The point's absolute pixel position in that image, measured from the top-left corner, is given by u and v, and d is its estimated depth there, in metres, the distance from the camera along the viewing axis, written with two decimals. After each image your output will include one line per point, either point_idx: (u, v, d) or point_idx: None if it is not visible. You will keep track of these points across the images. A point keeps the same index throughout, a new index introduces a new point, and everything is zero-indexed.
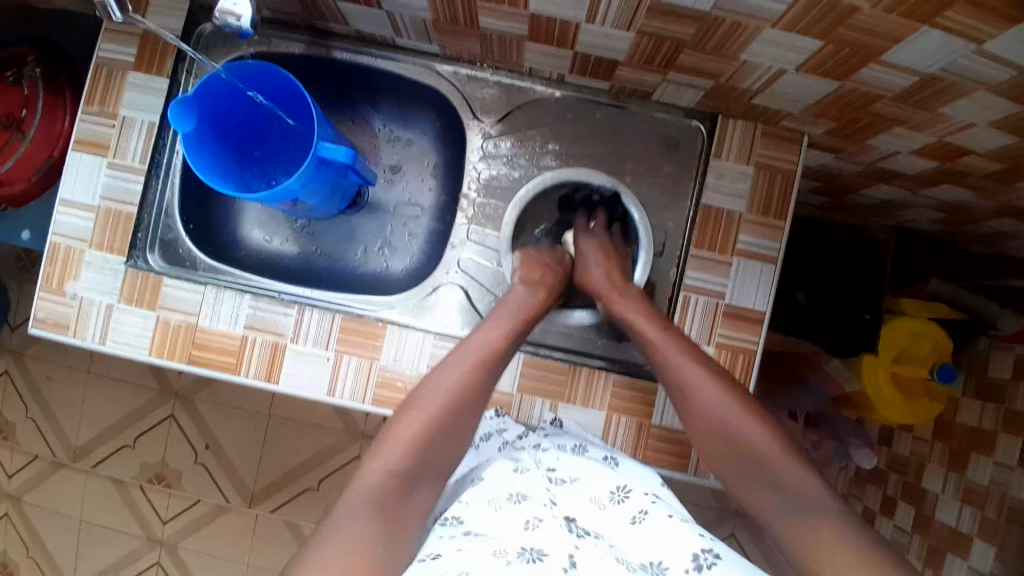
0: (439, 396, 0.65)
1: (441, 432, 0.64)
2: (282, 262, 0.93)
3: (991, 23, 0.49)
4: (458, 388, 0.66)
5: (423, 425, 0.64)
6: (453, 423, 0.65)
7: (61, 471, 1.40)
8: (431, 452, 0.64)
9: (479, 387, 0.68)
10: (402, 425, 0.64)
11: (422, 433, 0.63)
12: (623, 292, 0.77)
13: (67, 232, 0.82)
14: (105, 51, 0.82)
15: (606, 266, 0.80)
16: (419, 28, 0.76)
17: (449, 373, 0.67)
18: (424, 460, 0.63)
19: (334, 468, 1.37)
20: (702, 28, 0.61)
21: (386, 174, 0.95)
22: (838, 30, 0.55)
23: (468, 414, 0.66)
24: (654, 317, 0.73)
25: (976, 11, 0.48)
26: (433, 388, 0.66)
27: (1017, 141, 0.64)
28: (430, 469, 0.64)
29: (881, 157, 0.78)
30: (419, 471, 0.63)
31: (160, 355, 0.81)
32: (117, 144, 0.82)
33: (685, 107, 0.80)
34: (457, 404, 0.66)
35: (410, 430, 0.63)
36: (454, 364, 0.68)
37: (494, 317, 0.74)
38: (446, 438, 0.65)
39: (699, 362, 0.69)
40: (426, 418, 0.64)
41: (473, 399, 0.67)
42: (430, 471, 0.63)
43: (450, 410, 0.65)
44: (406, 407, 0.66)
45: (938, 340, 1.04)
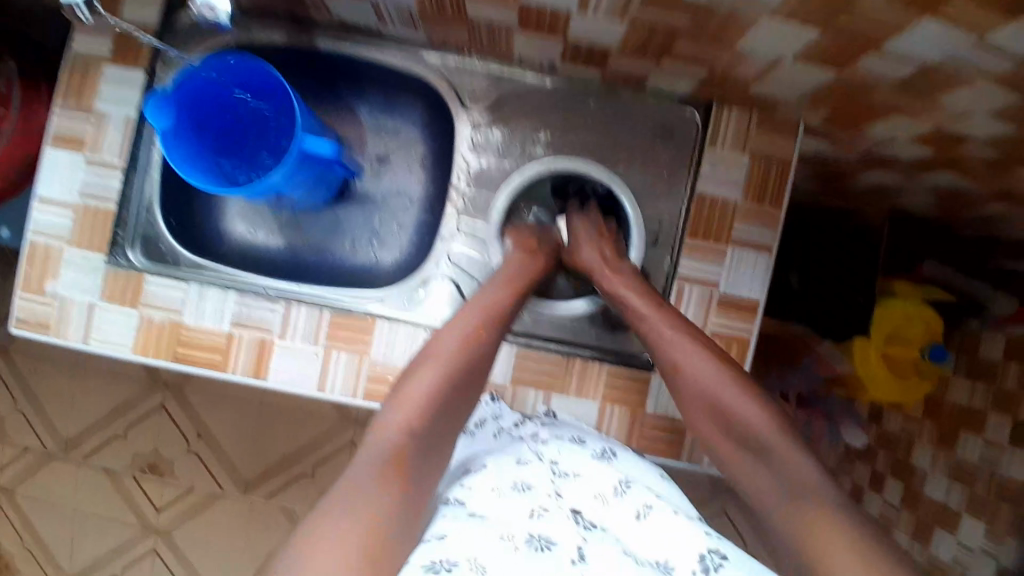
0: (444, 359, 0.65)
1: (448, 396, 0.63)
2: (268, 256, 0.91)
3: (996, 14, 0.47)
4: (457, 352, 0.66)
5: (431, 386, 0.63)
6: (456, 389, 0.64)
7: (52, 463, 1.39)
8: (440, 416, 0.62)
9: (482, 352, 0.68)
10: (409, 387, 0.63)
11: (430, 393, 0.62)
12: (617, 269, 0.77)
13: (43, 229, 0.79)
14: (77, 43, 0.78)
15: (598, 244, 0.80)
16: (404, 17, 0.73)
17: (451, 337, 0.67)
18: (434, 425, 0.61)
19: (328, 454, 1.37)
20: (698, 16, 0.59)
21: (373, 165, 0.93)
22: (838, 20, 0.54)
23: (472, 381, 0.66)
24: (647, 295, 0.73)
25: (979, 2, 0.47)
26: (438, 351, 0.66)
27: (1015, 130, 0.63)
28: (439, 434, 0.62)
29: (877, 143, 0.77)
30: (429, 434, 0.60)
31: (146, 354, 0.79)
32: (94, 139, 0.79)
33: (679, 94, 0.78)
34: (458, 370, 0.65)
35: (417, 392, 0.62)
36: (454, 327, 0.69)
37: (488, 285, 0.74)
38: (451, 405, 0.64)
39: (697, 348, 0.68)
40: (432, 379, 0.63)
41: (476, 363, 0.67)
42: (439, 437, 0.61)
43: (452, 374, 0.65)
44: (411, 373, 0.65)
45: (928, 319, 1.03)
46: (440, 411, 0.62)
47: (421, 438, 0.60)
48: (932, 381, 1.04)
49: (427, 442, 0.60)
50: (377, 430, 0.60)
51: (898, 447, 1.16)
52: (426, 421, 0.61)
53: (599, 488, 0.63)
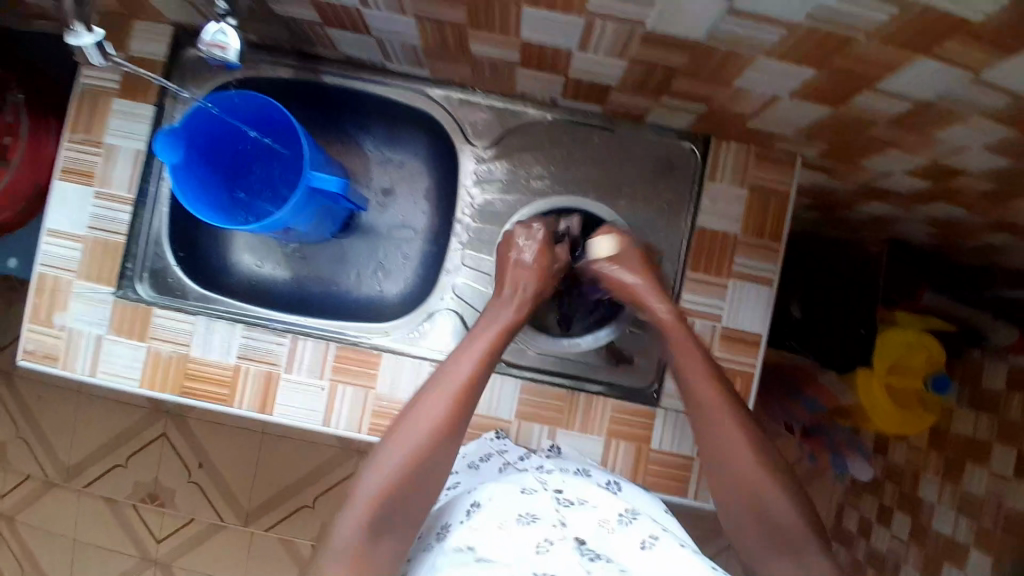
0: (428, 415, 0.65)
1: (431, 451, 0.64)
2: (274, 288, 0.92)
3: (988, 56, 0.49)
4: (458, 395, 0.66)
5: (423, 435, 0.64)
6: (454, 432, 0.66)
7: (53, 491, 1.39)
8: (422, 472, 0.63)
9: (467, 400, 0.67)
10: (393, 447, 0.64)
11: (412, 453, 0.63)
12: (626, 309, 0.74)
13: (54, 262, 0.80)
14: (90, 80, 0.81)
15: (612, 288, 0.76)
16: (410, 54, 0.75)
17: (438, 389, 0.66)
18: (415, 484, 0.63)
19: (330, 485, 1.36)
20: (696, 56, 0.60)
21: (378, 197, 0.94)
22: (833, 60, 0.55)
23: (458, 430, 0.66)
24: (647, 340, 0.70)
25: (972, 45, 0.48)
26: (425, 404, 0.66)
27: (1012, 164, 0.64)
28: (422, 489, 0.63)
29: (875, 176, 0.78)
30: (409, 493, 0.63)
31: (152, 387, 0.80)
32: (104, 173, 0.81)
33: (678, 129, 0.80)
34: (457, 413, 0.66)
35: (399, 451, 0.63)
36: (440, 376, 0.68)
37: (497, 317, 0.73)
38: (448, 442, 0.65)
39: (698, 388, 0.69)
40: (415, 437, 0.64)
41: (462, 414, 0.66)
42: (422, 491, 0.63)
43: (450, 417, 0.65)
44: (396, 428, 0.65)
45: (931, 349, 1.03)
46: (422, 467, 0.63)
47: (399, 499, 0.62)
48: (935, 414, 1.03)
49: (405, 501, 0.63)
50: (360, 492, 0.62)
51: (904, 481, 1.15)
52: (405, 482, 0.63)
53: (603, 516, 0.63)
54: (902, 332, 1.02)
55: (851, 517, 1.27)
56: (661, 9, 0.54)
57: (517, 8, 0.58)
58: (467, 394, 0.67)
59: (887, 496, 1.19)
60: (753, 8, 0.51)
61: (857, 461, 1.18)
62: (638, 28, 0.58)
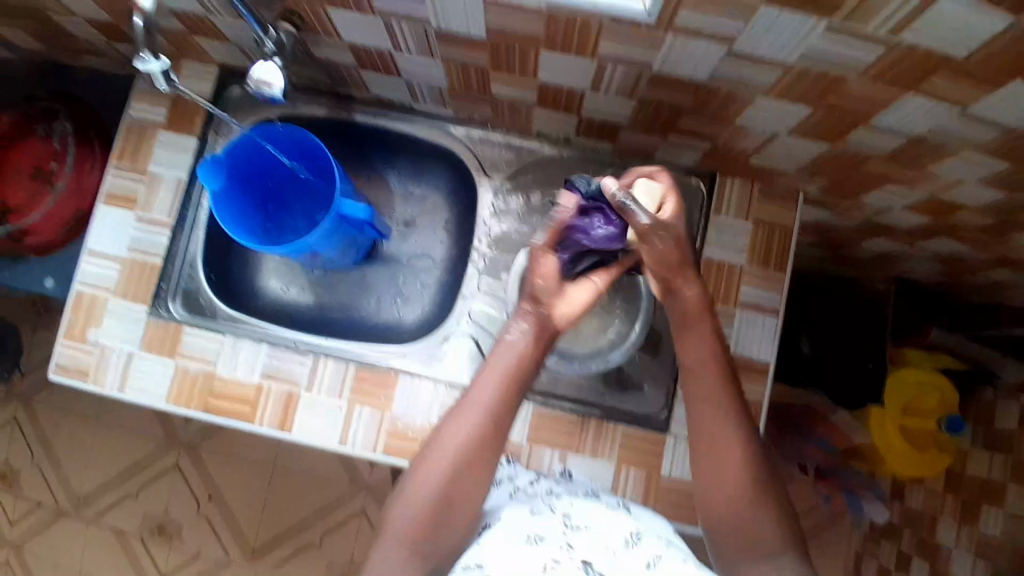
0: (476, 412, 0.65)
1: (479, 450, 0.64)
2: (297, 311, 0.95)
3: (973, 89, 0.53)
4: (502, 391, 0.65)
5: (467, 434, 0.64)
6: (497, 428, 0.65)
7: (62, 520, 1.38)
8: (470, 469, 0.64)
9: (515, 396, 0.66)
10: (440, 444, 0.64)
11: (460, 452, 0.64)
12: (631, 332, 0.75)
13: (93, 281, 0.85)
14: (141, 115, 0.88)
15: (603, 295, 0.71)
16: (436, 95, 0.82)
17: (483, 392, 0.66)
18: (464, 481, 0.64)
19: (335, 523, 1.36)
20: (699, 96, 0.65)
21: (399, 229, 0.98)
22: (828, 98, 0.59)
23: (506, 427, 0.66)
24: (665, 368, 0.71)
25: (956, 79, 0.52)
26: (472, 402, 0.65)
27: (1006, 196, 0.67)
28: (471, 485, 0.64)
29: (874, 213, 0.82)
30: (459, 490, 0.64)
31: (176, 403, 0.83)
32: (146, 199, 0.86)
33: (685, 167, 0.84)
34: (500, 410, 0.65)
35: (448, 449, 0.64)
36: (489, 371, 0.67)
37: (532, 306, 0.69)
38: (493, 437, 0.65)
39: None
40: (462, 437, 0.64)
41: (509, 412, 0.66)
42: (473, 488, 0.64)
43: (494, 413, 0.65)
44: (444, 424, 0.66)
45: (943, 391, 1.03)
46: (470, 465, 0.64)
47: (449, 497, 0.63)
48: (951, 455, 1.03)
49: (457, 498, 0.64)
50: (412, 489, 0.64)
51: (922, 525, 1.13)
52: (452, 483, 0.63)
53: (610, 540, 0.63)
54: (914, 371, 1.03)
55: (870, 565, 1.23)
56: (666, 52, 0.59)
57: (535, 52, 0.64)
58: (515, 391, 0.66)
59: (906, 542, 1.16)
60: (749, 51, 0.56)
61: (871, 502, 1.16)
62: (645, 69, 0.63)
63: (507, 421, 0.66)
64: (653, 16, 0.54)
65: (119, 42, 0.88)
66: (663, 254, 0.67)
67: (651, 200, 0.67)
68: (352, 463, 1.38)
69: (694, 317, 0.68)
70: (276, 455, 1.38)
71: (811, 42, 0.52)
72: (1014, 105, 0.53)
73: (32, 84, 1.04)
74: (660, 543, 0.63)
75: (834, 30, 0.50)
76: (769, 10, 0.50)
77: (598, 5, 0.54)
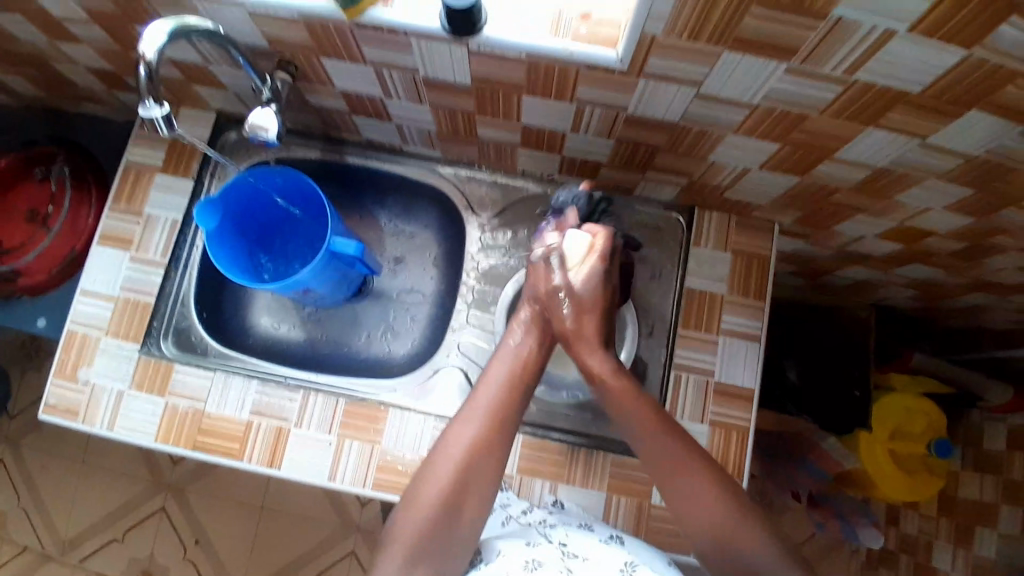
0: (482, 408, 0.70)
1: (486, 446, 0.68)
2: (288, 348, 0.96)
3: (929, 122, 0.56)
4: (504, 392, 0.72)
5: (475, 431, 0.68)
6: (501, 427, 0.70)
7: (47, 565, 1.34)
8: (478, 467, 0.67)
9: (515, 399, 0.73)
10: (449, 442, 0.68)
11: (469, 448, 0.67)
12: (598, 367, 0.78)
13: (85, 321, 0.86)
14: (138, 159, 0.90)
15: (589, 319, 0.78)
16: (424, 138, 0.85)
17: (485, 394, 0.72)
18: (473, 478, 0.66)
19: (323, 567, 1.33)
20: (673, 135, 0.69)
21: (390, 265, 1.00)
22: (794, 134, 0.63)
23: (510, 425, 0.70)
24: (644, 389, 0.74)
25: (913, 113, 0.55)
26: (477, 402, 0.71)
27: (972, 221, 0.71)
28: (478, 483, 0.67)
29: (849, 242, 0.85)
30: (467, 489, 0.66)
31: (165, 441, 0.82)
32: (140, 240, 0.88)
33: (664, 201, 0.88)
34: (502, 409, 0.71)
35: (458, 446, 0.67)
36: (491, 375, 0.74)
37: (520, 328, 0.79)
38: (497, 435, 0.69)
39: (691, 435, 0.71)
40: (469, 434, 0.68)
41: (512, 410, 0.71)
42: (479, 488, 0.67)
43: (497, 412, 0.70)
44: (451, 426, 0.70)
45: (928, 413, 1.04)
46: (479, 461, 0.67)
47: (458, 495, 0.65)
48: (942, 477, 1.03)
49: (465, 497, 0.66)
50: (422, 490, 0.65)
51: (918, 551, 1.13)
52: (462, 478, 0.66)
53: (604, 568, 0.64)
54: (898, 398, 1.04)
55: None
56: (640, 95, 0.63)
57: (518, 96, 0.68)
58: (515, 391, 0.73)
59: (903, 570, 1.15)
60: (717, 92, 0.59)
61: (865, 528, 1.13)
62: (621, 112, 0.66)
63: (511, 418, 0.71)
64: (625, 63, 0.57)
65: (118, 90, 0.92)
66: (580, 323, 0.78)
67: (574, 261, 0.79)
68: (342, 503, 1.36)
69: (613, 384, 0.74)
70: (265, 496, 1.36)
71: (774, 83, 0.56)
72: (970, 134, 0.56)
73: (33, 132, 1.07)
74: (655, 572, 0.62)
75: (794, 71, 0.54)
76: (732, 55, 0.54)
77: (575, 53, 0.58)
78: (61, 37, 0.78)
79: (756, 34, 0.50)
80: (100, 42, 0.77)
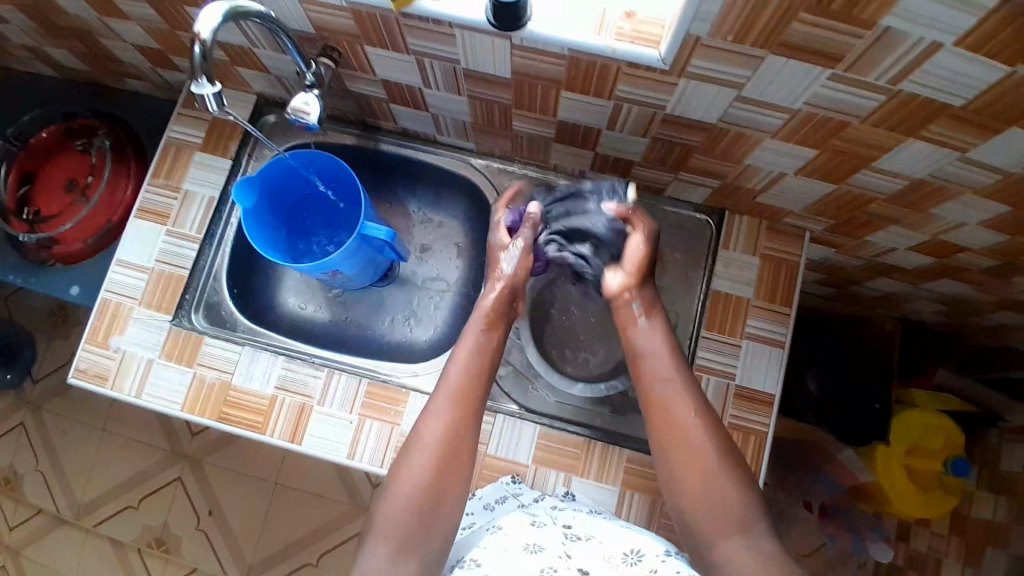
0: (450, 398, 0.71)
1: (458, 442, 0.69)
2: (314, 328, 0.98)
3: (971, 135, 0.55)
4: (474, 376, 0.73)
5: (451, 418, 0.70)
6: (474, 411, 0.72)
7: (62, 527, 1.39)
8: (454, 455, 0.68)
9: (484, 382, 0.74)
10: (425, 432, 0.69)
11: (444, 438, 0.69)
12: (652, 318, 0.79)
13: (120, 290, 0.89)
14: (178, 135, 0.93)
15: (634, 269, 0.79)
16: (459, 129, 0.86)
17: (455, 379, 0.73)
18: (449, 469, 0.68)
19: (335, 543, 1.36)
20: (709, 136, 0.69)
21: (416, 252, 1.01)
22: (832, 141, 0.63)
23: (478, 412, 0.72)
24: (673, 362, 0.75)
25: (956, 125, 0.55)
26: (445, 391, 0.72)
27: (1005, 239, 0.70)
28: (456, 470, 0.68)
29: (879, 252, 0.85)
30: (446, 478, 0.68)
31: (192, 411, 0.85)
32: (177, 214, 0.90)
33: (694, 203, 0.88)
34: (473, 395, 0.72)
35: (431, 438, 0.69)
36: (456, 362, 0.75)
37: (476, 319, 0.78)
38: (470, 420, 0.71)
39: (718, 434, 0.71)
40: (447, 421, 0.70)
41: (480, 402, 0.72)
42: (458, 472, 0.68)
43: (468, 396, 0.72)
44: (421, 418, 0.71)
45: (948, 433, 1.02)
46: (454, 451, 0.68)
47: (436, 485, 0.66)
48: (956, 496, 1.02)
49: (444, 485, 0.67)
50: (399, 489, 0.66)
51: None
52: (443, 464, 0.67)
53: (609, 551, 0.64)
54: (920, 413, 1.03)
55: None
56: (680, 96, 0.63)
57: (556, 91, 0.68)
58: (481, 379, 0.74)
59: None
60: (758, 95, 0.59)
61: (875, 542, 1.12)
62: (659, 111, 0.67)
63: (479, 404, 0.73)
64: (667, 62, 0.57)
65: (162, 67, 0.94)
66: (629, 257, 0.80)
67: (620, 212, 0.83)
68: (352, 484, 1.38)
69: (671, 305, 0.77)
70: (278, 473, 1.39)
71: (814, 89, 0.56)
72: (1009, 151, 0.56)
73: (73, 102, 1.10)
74: (658, 556, 0.63)
75: (838, 79, 0.54)
76: (776, 59, 0.54)
77: (616, 51, 0.58)
78: (109, 12, 0.80)
79: (801, 39, 0.50)
80: (146, 18, 0.79)
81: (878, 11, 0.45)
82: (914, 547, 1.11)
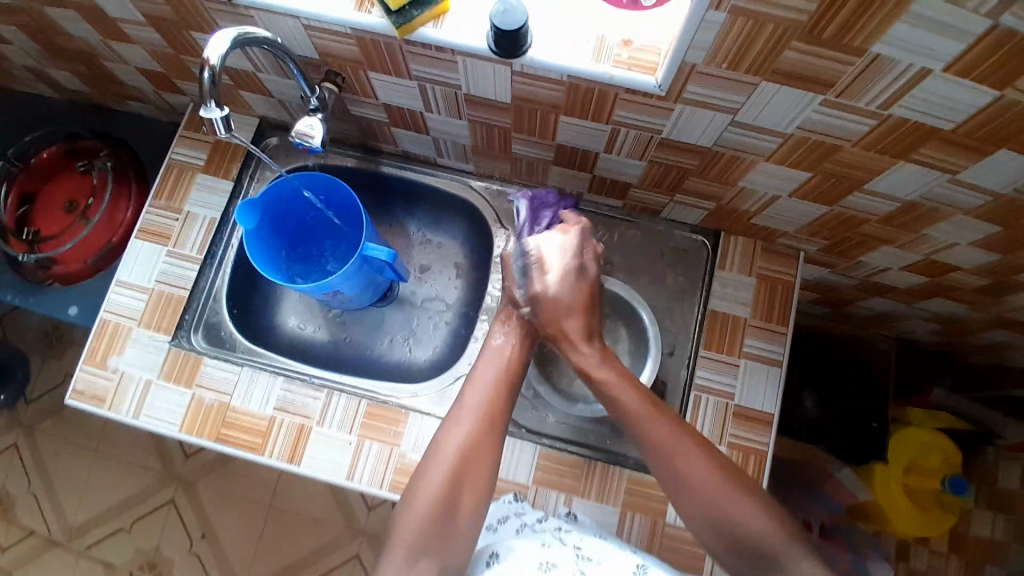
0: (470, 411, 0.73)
1: (476, 453, 0.70)
2: (313, 348, 0.98)
3: (963, 157, 0.57)
4: (494, 391, 0.75)
5: (469, 429, 0.71)
6: (493, 424, 0.72)
7: (53, 551, 1.37)
8: (472, 466, 0.69)
9: (504, 397, 0.75)
10: (442, 445, 0.71)
11: (462, 451, 0.70)
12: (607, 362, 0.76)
13: (119, 310, 0.89)
14: (181, 157, 0.94)
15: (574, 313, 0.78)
16: (459, 151, 0.87)
17: (474, 392, 0.75)
18: (467, 477, 0.69)
19: (330, 568, 1.34)
20: (704, 159, 0.71)
21: (416, 272, 1.01)
22: (825, 164, 0.64)
23: (499, 424, 0.73)
24: None
25: (944, 147, 0.56)
26: (467, 406, 0.73)
27: (997, 258, 0.71)
28: (473, 479, 0.69)
29: (873, 272, 0.86)
30: (462, 490, 0.68)
31: (190, 432, 0.84)
32: (178, 235, 0.91)
33: (691, 224, 0.89)
34: (492, 409, 0.73)
35: (452, 443, 0.70)
36: (477, 379, 0.76)
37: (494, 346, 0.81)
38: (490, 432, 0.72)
39: None
40: (465, 433, 0.71)
41: (500, 415, 0.74)
42: (476, 484, 0.69)
43: (487, 410, 0.73)
44: (441, 430, 0.72)
45: (945, 448, 1.02)
46: (473, 456, 0.70)
47: (453, 493, 0.68)
48: (954, 514, 1.00)
49: (462, 494, 0.68)
50: (417, 499, 0.68)
51: None
52: (460, 475, 0.69)
53: (619, 572, 0.64)
54: (916, 432, 1.02)
55: None
56: (675, 121, 0.64)
57: (555, 115, 0.70)
58: (503, 391, 0.75)
59: None
60: (752, 120, 0.61)
61: (877, 563, 1.03)
62: (655, 135, 0.68)
63: (500, 418, 0.74)
64: (664, 88, 0.59)
65: (165, 90, 0.95)
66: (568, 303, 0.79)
67: (551, 259, 0.80)
68: (348, 506, 1.37)
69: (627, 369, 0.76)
70: (273, 496, 1.37)
71: (808, 114, 0.58)
72: (998, 172, 0.57)
73: (76, 123, 1.11)
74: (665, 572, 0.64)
75: (830, 104, 0.55)
76: (769, 85, 0.55)
77: (615, 77, 0.60)
78: (116, 37, 0.82)
79: (793, 65, 0.52)
80: (151, 42, 0.80)
81: (869, 39, 0.47)
82: (914, 565, 1.10)
